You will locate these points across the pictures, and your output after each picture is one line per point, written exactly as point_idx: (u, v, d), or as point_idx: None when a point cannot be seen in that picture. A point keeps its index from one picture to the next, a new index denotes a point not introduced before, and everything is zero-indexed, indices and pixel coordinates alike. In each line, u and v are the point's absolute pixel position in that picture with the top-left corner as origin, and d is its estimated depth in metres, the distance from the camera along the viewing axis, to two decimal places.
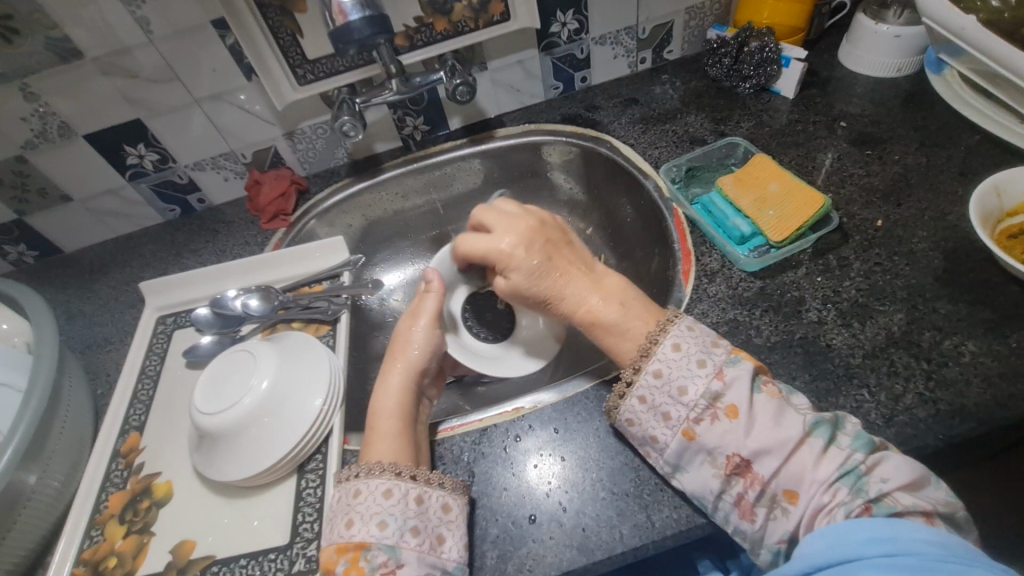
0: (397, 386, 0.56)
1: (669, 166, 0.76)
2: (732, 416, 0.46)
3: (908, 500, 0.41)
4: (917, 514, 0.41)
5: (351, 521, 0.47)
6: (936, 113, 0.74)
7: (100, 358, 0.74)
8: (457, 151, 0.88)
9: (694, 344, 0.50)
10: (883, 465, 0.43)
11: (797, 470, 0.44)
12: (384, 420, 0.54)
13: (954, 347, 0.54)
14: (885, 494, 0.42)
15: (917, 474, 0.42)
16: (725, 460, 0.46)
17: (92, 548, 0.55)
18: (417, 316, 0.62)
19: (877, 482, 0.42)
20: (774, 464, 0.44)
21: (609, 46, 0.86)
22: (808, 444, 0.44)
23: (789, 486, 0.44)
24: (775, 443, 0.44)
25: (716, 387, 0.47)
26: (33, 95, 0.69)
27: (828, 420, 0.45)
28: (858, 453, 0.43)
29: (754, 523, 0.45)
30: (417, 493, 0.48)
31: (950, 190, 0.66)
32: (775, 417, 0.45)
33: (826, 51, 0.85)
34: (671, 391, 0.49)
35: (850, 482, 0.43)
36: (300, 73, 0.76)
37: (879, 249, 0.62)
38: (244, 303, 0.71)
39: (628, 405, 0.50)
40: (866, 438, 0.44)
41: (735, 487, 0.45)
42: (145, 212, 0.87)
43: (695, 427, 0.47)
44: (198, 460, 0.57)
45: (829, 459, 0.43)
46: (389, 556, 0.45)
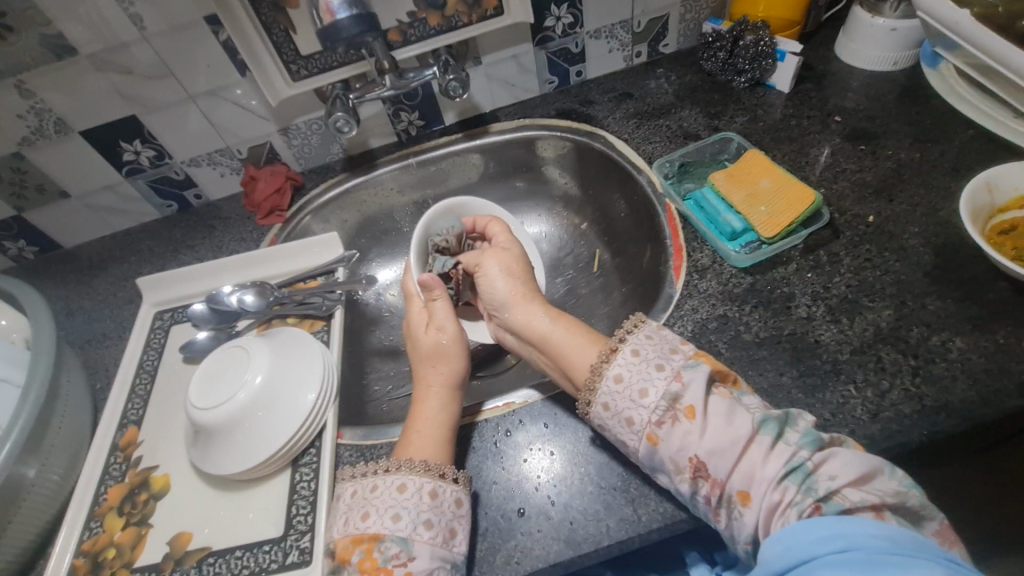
0: (441, 396, 0.57)
1: (662, 162, 0.76)
2: (690, 417, 0.46)
3: (856, 496, 0.41)
4: (866, 510, 0.41)
5: (367, 514, 0.48)
6: (931, 107, 0.74)
7: (99, 353, 0.75)
8: (452, 146, 0.88)
9: (653, 350, 0.51)
10: (832, 462, 0.43)
11: (747, 469, 0.44)
12: (428, 428, 0.54)
13: (941, 343, 0.54)
14: (835, 492, 0.41)
15: (866, 468, 0.42)
16: (686, 462, 0.46)
17: (91, 539, 0.56)
18: (443, 325, 0.61)
19: (826, 479, 0.42)
20: (728, 465, 0.44)
21: (604, 40, 0.86)
22: (758, 442, 0.45)
23: (743, 487, 0.43)
24: (726, 443, 0.45)
25: (675, 388, 0.48)
26: (29, 91, 0.70)
27: (775, 418, 0.46)
28: (804, 451, 0.43)
29: (720, 523, 0.45)
30: (432, 487, 0.49)
31: (942, 185, 0.66)
32: (729, 419, 0.45)
33: (823, 44, 0.85)
34: (632, 395, 0.49)
35: (799, 480, 0.42)
36: (293, 69, 0.76)
37: (870, 245, 0.62)
38: (239, 299, 0.71)
39: (595, 412, 0.51)
40: (814, 435, 0.44)
41: (701, 491, 0.45)
42: (142, 208, 0.88)
43: (657, 431, 0.47)
44: (194, 454, 0.58)
45: (777, 456, 0.43)
46: (402, 548, 0.46)
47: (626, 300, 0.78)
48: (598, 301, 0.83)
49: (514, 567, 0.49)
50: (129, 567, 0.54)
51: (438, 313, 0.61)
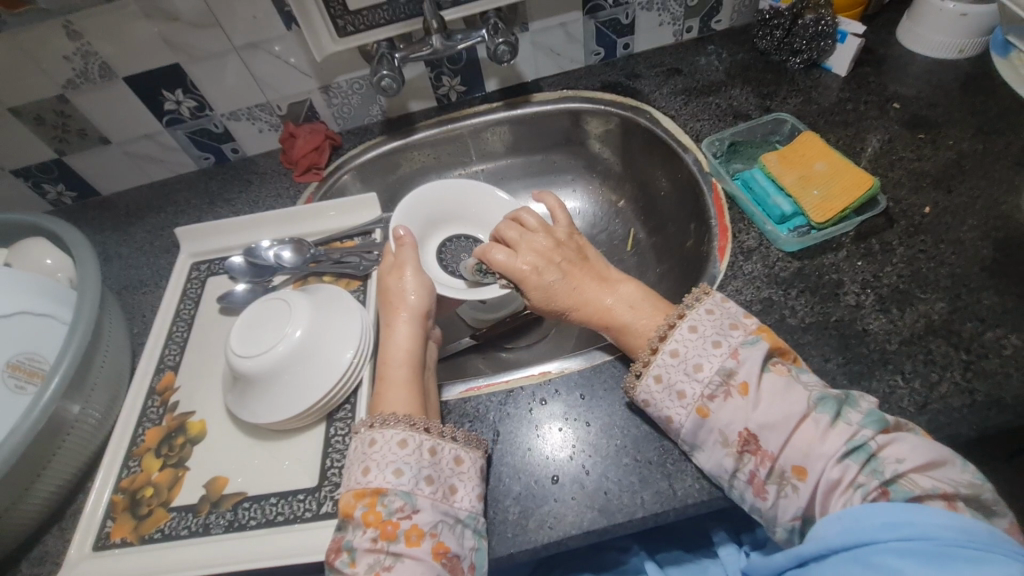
0: (405, 336, 0.58)
1: (711, 140, 0.74)
2: (743, 393, 0.46)
3: (925, 483, 0.42)
4: (936, 498, 0.41)
5: (368, 469, 0.48)
6: (998, 98, 0.71)
7: (137, 299, 0.76)
8: (492, 114, 0.86)
9: (711, 326, 0.50)
10: (898, 445, 0.43)
11: (803, 445, 0.44)
12: (394, 369, 0.56)
13: (996, 339, 0.53)
14: (901, 476, 0.42)
15: (935, 456, 0.42)
16: (735, 436, 0.46)
17: (129, 477, 0.57)
18: (402, 268, 0.62)
19: (891, 463, 0.42)
20: (780, 441, 0.45)
21: (655, 12, 0.83)
22: (813, 419, 0.45)
23: (797, 462, 0.44)
24: (780, 417, 0.45)
25: (730, 364, 0.48)
26: (77, 33, 0.69)
27: (833, 397, 0.46)
28: (868, 431, 0.43)
29: (766, 500, 0.45)
30: (431, 445, 0.49)
31: (1005, 178, 0.64)
32: (785, 396, 0.46)
33: (884, 27, 0.81)
34: (686, 369, 0.49)
35: (860, 459, 0.43)
36: (340, 25, 0.75)
37: (925, 236, 0.60)
38: (277, 254, 0.71)
39: (642, 386, 0.51)
40: (877, 416, 0.44)
41: (747, 466, 0.46)
42: (181, 159, 0.88)
43: (708, 404, 0.47)
44: (232, 401, 0.59)
45: (836, 434, 0.44)
46: (405, 502, 0.46)
47: (662, 279, 0.77)
48: (632, 279, 0.82)
49: (546, 532, 0.49)
50: (167, 507, 0.55)
51: (404, 256, 0.63)
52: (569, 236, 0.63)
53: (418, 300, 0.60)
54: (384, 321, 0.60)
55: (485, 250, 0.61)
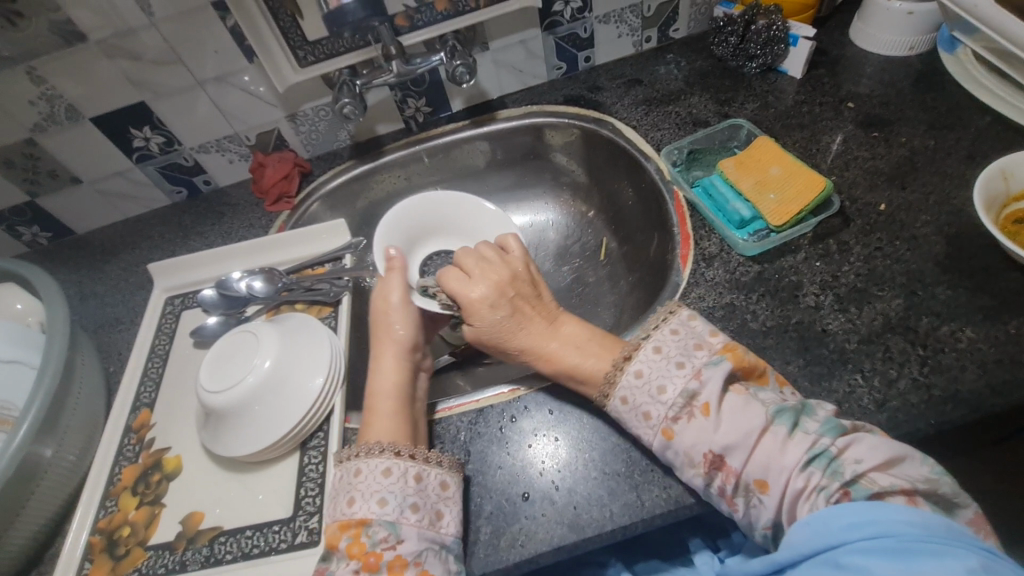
0: (391, 370, 0.58)
1: (670, 149, 0.75)
2: (705, 413, 0.47)
3: (884, 480, 0.41)
4: (898, 495, 0.41)
5: (352, 500, 0.48)
6: (948, 93, 0.73)
7: (112, 337, 0.76)
8: (459, 133, 0.88)
9: (676, 347, 0.51)
10: (855, 447, 0.43)
11: (763, 460, 0.44)
12: (381, 401, 0.56)
13: (951, 333, 0.54)
14: (861, 476, 0.42)
15: (892, 453, 0.42)
16: (701, 457, 0.46)
17: (107, 517, 0.57)
18: (388, 298, 0.63)
19: (851, 464, 0.42)
20: (743, 458, 0.45)
21: (613, 25, 0.85)
22: (772, 432, 0.45)
23: (760, 476, 0.44)
24: (741, 437, 0.45)
25: (693, 386, 0.48)
26: (40, 78, 0.70)
27: (791, 408, 0.46)
28: (825, 438, 0.44)
29: (737, 510, 0.46)
30: (416, 471, 0.50)
31: (956, 173, 0.65)
32: (744, 412, 0.46)
33: (837, 28, 0.83)
34: (650, 390, 0.49)
35: (823, 466, 0.43)
36: (301, 55, 0.76)
37: (880, 233, 0.62)
38: (248, 285, 0.71)
39: (613, 405, 0.51)
40: (833, 423, 0.44)
41: (716, 481, 0.46)
42: (153, 194, 0.88)
43: (673, 426, 0.48)
44: (205, 436, 0.59)
45: (796, 444, 0.44)
46: (389, 532, 0.46)
47: (633, 288, 0.78)
48: (605, 289, 0.83)
49: (518, 550, 0.50)
50: (144, 545, 0.55)
51: (390, 283, 0.63)
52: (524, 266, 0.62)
53: (406, 333, 0.61)
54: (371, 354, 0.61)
55: (445, 275, 0.61)
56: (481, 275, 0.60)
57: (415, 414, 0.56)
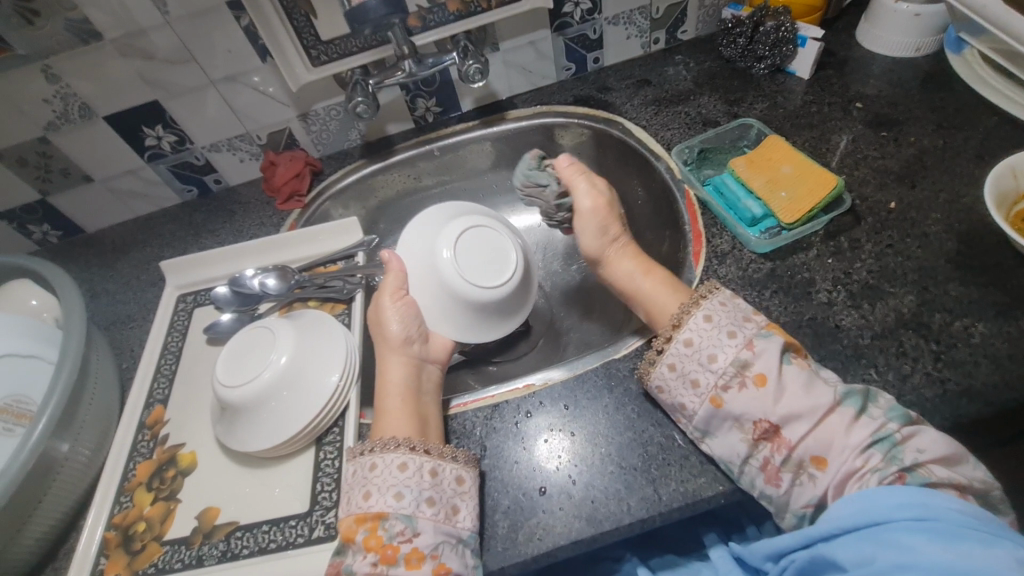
0: (397, 367, 0.59)
1: (681, 148, 0.76)
2: (760, 384, 0.49)
3: (942, 473, 0.43)
4: (949, 488, 0.43)
5: (369, 494, 0.49)
6: (955, 94, 0.73)
7: (124, 334, 0.76)
8: (469, 132, 0.88)
9: (726, 318, 0.52)
10: (920, 438, 0.45)
11: (825, 438, 0.46)
12: (390, 401, 0.56)
13: (964, 329, 0.54)
14: (920, 465, 0.43)
15: (951, 451, 0.44)
16: (753, 426, 0.48)
17: (122, 513, 0.57)
18: (382, 299, 0.63)
19: (913, 451, 0.44)
20: (803, 431, 0.47)
21: (622, 26, 0.85)
22: (839, 413, 0.47)
23: (816, 453, 0.46)
24: (807, 409, 0.47)
25: (744, 356, 0.50)
26: (55, 76, 0.71)
27: (858, 391, 0.48)
28: (893, 424, 0.46)
29: (779, 487, 0.47)
30: (431, 466, 0.50)
31: (966, 171, 0.66)
32: (810, 389, 0.47)
33: (844, 30, 0.84)
34: (699, 359, 0.51)
35: (883, 449, 0.45)
36: (314, 55, 0.77)
37: (892, 231, 0.62)
38: (262, 282, 0.72)
39: (658, 373, 0.53)
40: (901, 411, 0.46)
41: (763, 452, 0.48)
42: (164, 193, 0.89)
43: (722, 394, 0.50)
44: (221, 432, 0.59)
45: (862, 427, 0.46)
46: (406, 525, 0.47)
47: None
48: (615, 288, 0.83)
49: (536, 544, 0.50)
50: (160, 540, 0.55)
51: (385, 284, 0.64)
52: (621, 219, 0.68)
53: (399, 330, 0.60)
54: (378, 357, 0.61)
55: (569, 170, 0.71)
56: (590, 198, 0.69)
57: (425, 407, 0.57)
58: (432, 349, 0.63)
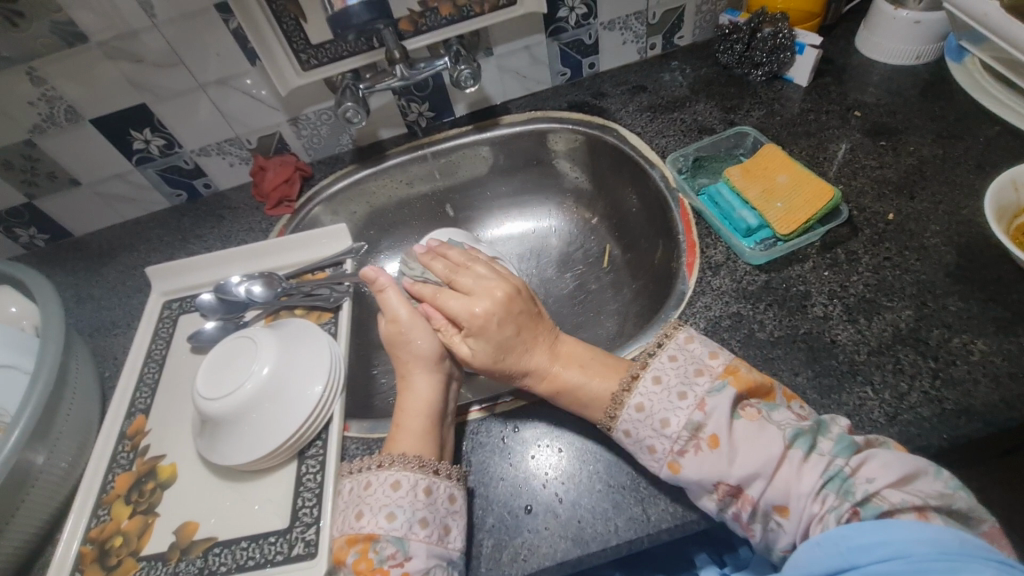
0: (425, 386, 0.56)
1: (675, 156, 0.75)
2: (713, 446, 0.46)
3: (896, 497, 0.42)
4: (907, 511, 0.42)
5: (360, 514, 0.49)
6: (955, 103, 0.72)
7: (108, 341, 0.75)
8: (463, 138, 0.87)
9: (676, 375, 0.50)
10: (870, 464, 0.43)
11: (782, 486, 0.44)
12: (410, 419, 0.54)
13: (963, 346, 0.53)
14: (873, 494, 0.42)
15: (908, 470, 0.42)
16: (717, 487, 0.45)
17: (99, 526, 0.56)
18: (393, 316, 0.60)
19: (863, 483, 0.42)
20: (762, 485, 0.44)
21: (618, 32, 0.84)
22: (789, 457, 0.45)
23: (779, 503, 0.44)
24: (760, 466, 0.44)
25: (697, 417, 0.47)
26: (40, 79, 0.70)
27: (806, 430, 0.45)
28: (840, 459, 0.44)
29: (754, 535, 0.46)
30: (426, 484, 0.49)
31: (966, 183, 0.64)
32: (759, 438, 0.45)
33: (842, 37, 0.83)
34: (653, 425, 0.48)
35: (836, 486, 0.43)
36: (304, 58, 0.76)
37: (889, 243, 0.61)
38: (247, 289, 0.71)
39: (616, 437, 0.50)
40: (847, 441, 0.44)
41: (731, 508, 0.46)
42: (152, 197, 0.88)
43: (678, 459, 0.46)
44: (201, 444, 0.58)
45: (811, 467, 0.44)
46: (398, 548, 0.47)
47: (637, 297, 0.77)
48: (608, 297, 0.82)
49: (521, 565, 0.48)
50: (136, 556, 0.54)
51: (388, 304, 0.61)
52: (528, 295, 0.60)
53: (425, 344, 0.58)
54: (399, 374, 0.59)
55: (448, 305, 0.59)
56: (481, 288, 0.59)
57: (448, 432, 0.55)
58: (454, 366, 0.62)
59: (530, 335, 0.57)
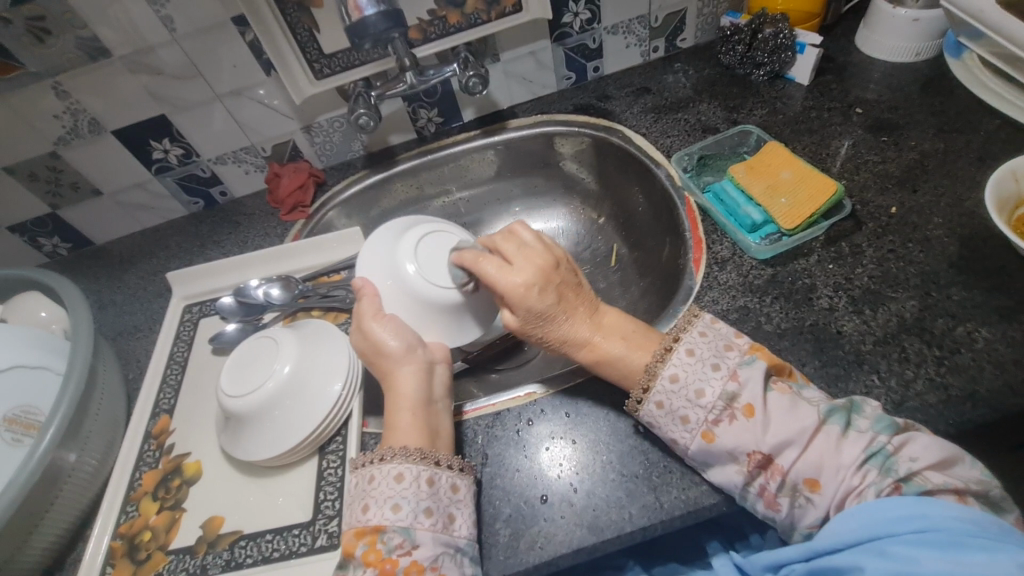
0: (407, 379, 0.56)
1: (681, 155, 0.76)
2: (749, 415, 0.47)
3: (938, 479, 0.43)
4: (947, 493, 0.42)
5: (367, 506, 0.49)
6: (955, 98, 0.73)
7: (131, 345, 0.77)
8: (471, 142, 0.89)
9: (708, 349, 0.51)
10: (910, 445, 0.44)
11: (815, 460, 0.45)
12: (400, 415, 0.54)
13: (967, 333, 0.54)
14: (915, 473, 0.43)
15: (947, 454, 0.43)
16: (747, 457, 0.47)
17: (128, 522, 0.58)
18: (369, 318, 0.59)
19: (906, 461, 0.43)
20: (793, 456, 0.45)
21: (621, 35, 0.86)
22: (824, 431, 0.46)
23: (809, 476, 0.45)
24: (793, 436, 0.45)
25: (732, 388, 0.48)
26: (65, 93, 0.72)
27: (841, 407, 0.47)
28: (882, 436, 0.45)
29: (780, 511, 0.46)
30: (428, 475, 0.50)
31: (967, 175, 0.65)
32: (793, 412, 0.46)
33: (843, 36, 0.84)
34: (688, 394, 0.49)
35: (878, 463, 0.44)
36: (317, 68, 0.78)
37: (893, 236, 0.62)
38: (266, 292, 0.73)
39: (645, 411, 0.51)
40: (887, 421, 0.45)
41: (759, 480, 0.47)
42: (171, 205, 0.90)
43: (714, 428, 0.48)
44: (225, 440, 0.60)
45: (851, 444, 0.45)
46: (405, 537, 0.47)
47: (645, 293, 0.79)
48: (617, 295, 0.84)
49: (538, 552, 0.50)
50: (165, 550, 0.56)
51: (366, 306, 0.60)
52: (568, 259, 0.58)
53: (398, 342, 0.57)
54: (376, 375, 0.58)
55: (476, 259, 0.57)
56: (524, 260, 0.55)
57: (440, 418, 0.55)
58: (431, 348, 0.60)
59: (575, 313, 0.55)
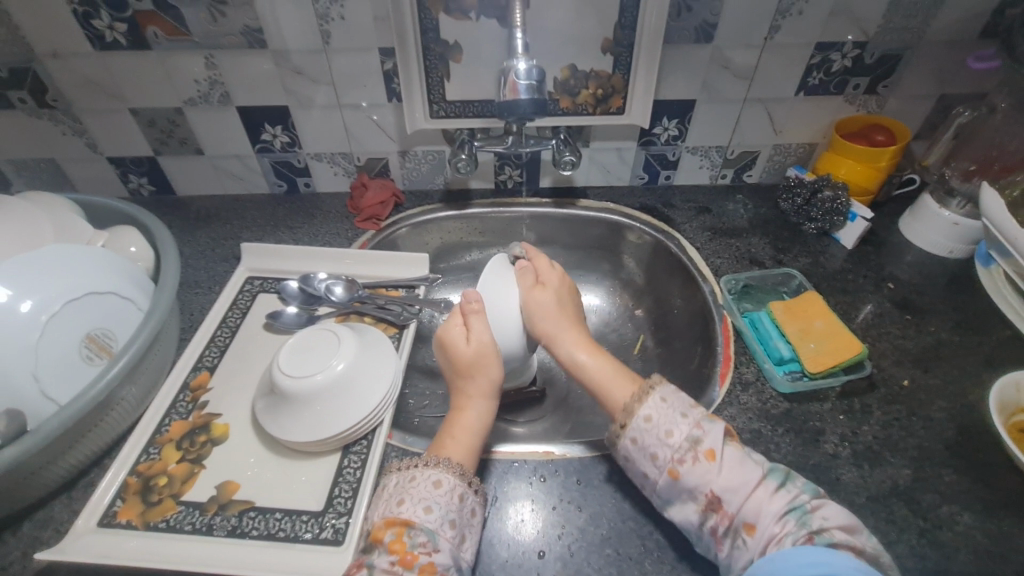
0: (477, 412, 0.61)
1: (728, 278, 0.84)
2: (710, 458, 0.52)
3: (842, 536, 0.49)
4: (847, 549, 0.48)
5: (402, 500, 0.53)
6: (976, 300, 0.82)
7: (186, 296, 0.82)
8: (541, 207, 0.97)
9: (679, 402, 0.56)
10: (825, 509, 0.50)
11: (755, 506, 0.50)
12: (464, 438, 0.59)
13: (950, 514, 0.59)
14: (826, 529, 0.48)
15: (850, 521, 0.50)
16: (702, 495, 0.52)
17: (147, 463, 0.61)
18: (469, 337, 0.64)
19: (819, 519, 0.49)
20: (739, 501, 0.50)
21: (698, 157, 0.96)
22: (764, 485, 0.51)
23: (749, 520, 0.50)
24: (740, 483, 0.51)
25: (696, 433, 0.53)
26: (214, 65, 0.81)
27: (781, 470, 0.53)
28: (804, 495, 0.51)
29: (722, 549, 0.51)
30: (461, 491, 0.54)
31: (974, 371, 0.73)
32: (743, 465, 0.52)
33: (889, 216, 0.94)
34: (658, 434, 0.54)
35: (796, 517, 0.49)
36: (434, 108, 0.87)
37: (900, 405, 0.69)
38: (330, 287, 0.79)
39: (622, 444, 0.56)
40: (812, 485, 0.52)
41: (710, 521, 0.51)
42: (257, 182, 0.97)
43: (678, 467, 0.52)
44: (263, 412, 0.64)
45: (780, 497, 0.51)
46: (429, 538, 0.50)
47: None
48: None
49: None
50: (176, 499, 0.59)
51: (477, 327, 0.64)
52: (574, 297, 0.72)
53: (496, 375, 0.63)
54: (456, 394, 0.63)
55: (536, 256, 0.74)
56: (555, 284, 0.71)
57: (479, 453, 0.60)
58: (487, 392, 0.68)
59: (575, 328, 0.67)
